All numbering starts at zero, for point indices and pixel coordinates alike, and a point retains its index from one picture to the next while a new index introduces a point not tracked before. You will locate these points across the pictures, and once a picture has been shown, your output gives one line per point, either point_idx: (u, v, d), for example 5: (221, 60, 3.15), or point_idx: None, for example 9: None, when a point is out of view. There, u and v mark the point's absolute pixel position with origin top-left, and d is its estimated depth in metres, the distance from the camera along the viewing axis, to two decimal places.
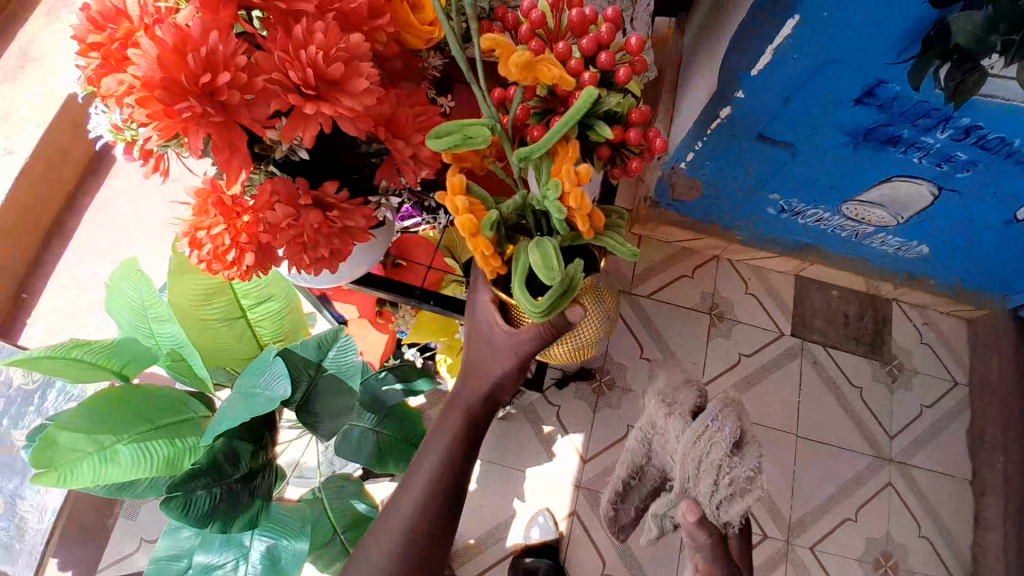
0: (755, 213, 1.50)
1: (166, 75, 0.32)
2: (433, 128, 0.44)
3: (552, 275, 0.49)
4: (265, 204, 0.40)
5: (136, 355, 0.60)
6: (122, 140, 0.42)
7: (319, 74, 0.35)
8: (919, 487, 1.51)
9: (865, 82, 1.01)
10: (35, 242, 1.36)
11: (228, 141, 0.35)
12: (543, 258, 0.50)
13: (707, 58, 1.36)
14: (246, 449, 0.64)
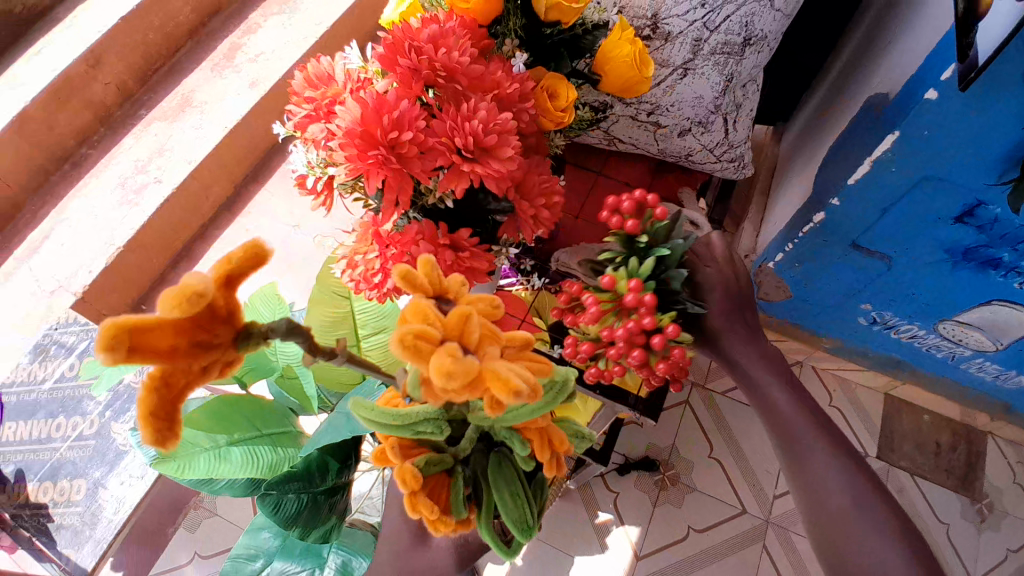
0: (845, 322, 1.47)
1: (362, 127, 0.41)
2: (555, 196, 0.51)
3: (522, 529, 0.46)
4: (411, 240, 0.47)
5: (256, 365, 0.69)
6: (312, 173, 0.51)
7: (477, 142, 0.43)
8: None
9: (964, 202, 1.02)
10: (165, 260, 1.42)
11: (398, 184, 0.42)
12: (509, 504, 0.46)
13: (801, 169, 1.41)
14: (334, 465, 0.69)
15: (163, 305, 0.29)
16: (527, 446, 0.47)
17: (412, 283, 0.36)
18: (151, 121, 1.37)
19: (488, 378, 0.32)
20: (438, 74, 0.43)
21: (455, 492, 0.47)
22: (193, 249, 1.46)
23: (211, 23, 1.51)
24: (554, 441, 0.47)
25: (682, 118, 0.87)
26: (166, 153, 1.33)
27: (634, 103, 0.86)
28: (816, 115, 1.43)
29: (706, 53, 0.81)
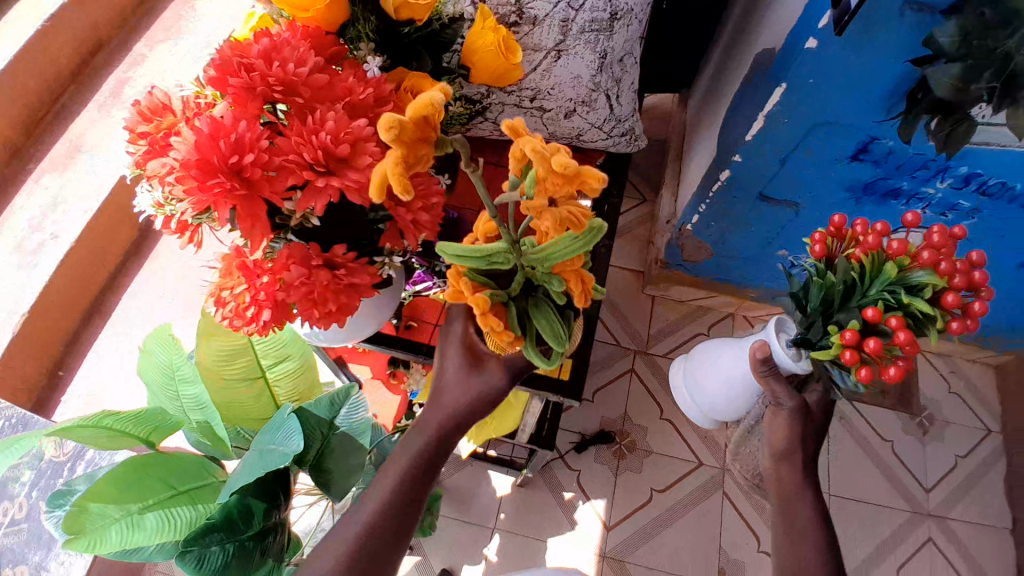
0: (768, 271, 1.52)
1: (200, 156, 0.38)
2: (433, 196, 0.49)
3: (559, 341, 0.53)
4: (283, 266, 0.44)
5: (162, 424, 0.62)
6: (162, 213, 0.47)
7: (328, 153, 0.40)
8: (960, 540, 1.42)
9: (857, 140, 1.06)
10: (76, 318, 1.33)
11: (250, 211, 0.40)
12: (551, 325, 0.54)
13: (708, 129, 1.44)
14: (259, 507, 0.66)
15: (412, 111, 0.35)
16: (564, 283, 0.52)
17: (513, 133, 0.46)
18: (40, 173, 1.27)
19: (587, 172, 0.42)
20: (273, 89, 0.41)
21: (511, 317, 0.54)
22: (105, 302, 1.38)
23: (93, 61, 1.38)
24: (588, 280, 0.53)
25: (566, 100, 0.87)
26: (60, 206, 1.25)
27: (514, 91, 0.86)
28: (714, 75, 1.46)
29: (576, 32, 0.81)
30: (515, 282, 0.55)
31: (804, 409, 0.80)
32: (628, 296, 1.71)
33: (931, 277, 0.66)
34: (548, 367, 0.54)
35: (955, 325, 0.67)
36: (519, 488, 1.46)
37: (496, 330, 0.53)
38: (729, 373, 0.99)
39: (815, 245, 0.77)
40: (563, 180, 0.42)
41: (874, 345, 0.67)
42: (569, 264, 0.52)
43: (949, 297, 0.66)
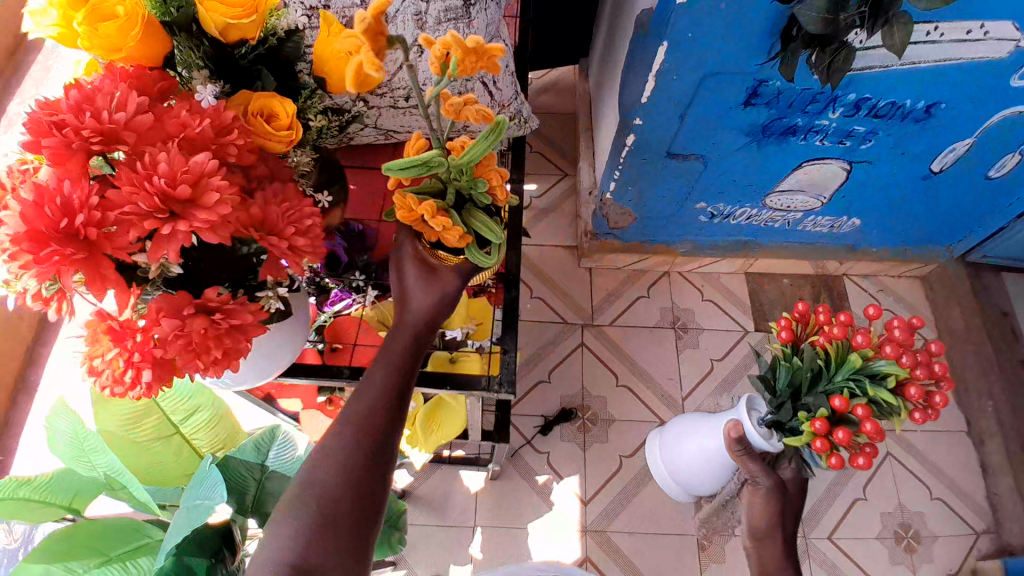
0: (692, 224, 1.55)
1: (27, 226, 0.36)
2: (306, 219, 0.47)
3: (495, 235, 0.62)
4: (153, 322, 0.42)
5: (80, 487, 0.60)
6: (12, 291, 0.43)
7: (169, 197, 0.38)
8: (916, 449, 1.48)
9: (748, 85, 1.09)
10: (2, 400, 1.26)
11: (97, 273, 0.37)
12: (488, 225, 0.62)
13: (610, 95, 1.45)
14: (200, 564, 0.59)
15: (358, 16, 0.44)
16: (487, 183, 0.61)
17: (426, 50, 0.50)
18: None
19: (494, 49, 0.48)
20: (92, 142, 0.39)
21: (457, 218, 0.60)
22: (27, 378, 1.31)
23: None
24: (504, 174, 0.62)
25: (441, 91, 0.88)
26: None
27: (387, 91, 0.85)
28: (606, 43, 1.47)
29: (433, 24, 0.82)
30: (449, 193, 0.61)
31: (780, 487, 0.87)
32: (565, 273, 1.72)
33: (893, 368, 0.72)
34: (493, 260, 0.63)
35: (918, 416, 0.72)
36: (493, 482, 1.46)
37: (448, 230, 0.59)
38: (703, 443, 1.07)
39: (783, 333, 0.84)
40: (475, 56, 0.48)
41: (842, 436, 0.72)
42: (486, 165, 0.62)
43: (911, 391, 0.71)
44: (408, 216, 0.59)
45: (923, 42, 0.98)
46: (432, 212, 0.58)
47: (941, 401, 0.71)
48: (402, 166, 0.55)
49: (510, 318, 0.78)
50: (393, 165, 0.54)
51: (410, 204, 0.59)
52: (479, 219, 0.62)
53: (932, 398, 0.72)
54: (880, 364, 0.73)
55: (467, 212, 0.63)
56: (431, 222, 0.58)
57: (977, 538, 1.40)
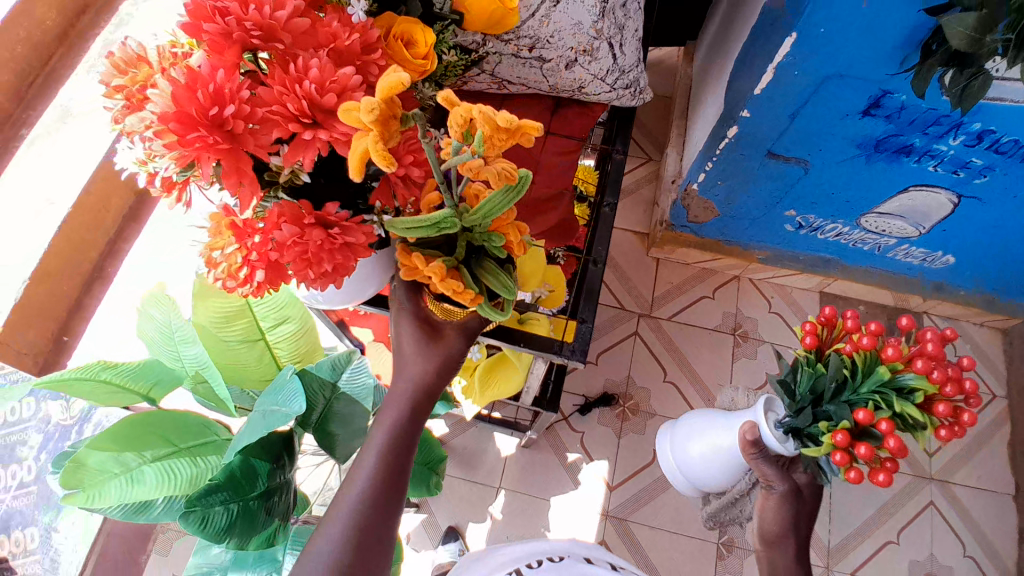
0: (773, 230, 1.49)
1: (179, 108, 0.36)
2: (427, 150, 0.47)
3: (511, 294, 0.55)
4: (273, 225, 0.43)
5: (162, 377, 0.63)
6: (144, 170, 0.44)
7: (313, 104, 0.39)
8: (963, 505, 1.40)
9: (870, 94, 1.02)
10: (77, 285, 1.33)
11: (235, 166, 0.38)
12: (501, 285, 0.54)
13: (714, 84, 1.39)
14: (263, 467, 0.63)
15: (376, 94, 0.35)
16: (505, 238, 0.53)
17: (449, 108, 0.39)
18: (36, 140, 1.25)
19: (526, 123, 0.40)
20: (252, 35, 0.39)
21: (468, 279, 0.52)
22: (104, 269, 1.38)
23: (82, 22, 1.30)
24: (524, 228, 0.53)
25: (567, 48, 0.81)
26: (56, 171, 1.23)
27: (511, 40, 0.80)
28: (720, 29, 1.41)
29: None
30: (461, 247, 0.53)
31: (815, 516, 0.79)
32: (630, 260, 1.69)
33: (923, 383, 0.60)
34: (505, 320, 0.56)
35: (943, 434, 0.61)
36: (524, 449, 1.47)
37: (457, 292, 0.52)
38: (719, 444, 0.93)
39: (807, 336, 0.72)
40: (507, 134, 0.40)
41: (863, 450, 0.63)
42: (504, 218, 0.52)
43: (942, 407, 0.60)
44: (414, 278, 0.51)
45: None
46: (441, 274, 0.50)
47: (972, 419, 0.60)
48: (409, 224, 0.45)
49: (590, 289, 0.76)
50: (400, 225, 0.45)
51: (416, 262, 0.51)
52: (492, 278, 0.54)
53: (962, 415, 0.61)
54: (907, 376, 0.62)
55: (478, 265, 0.55)
56: (439, 285, 0.50)
57: None
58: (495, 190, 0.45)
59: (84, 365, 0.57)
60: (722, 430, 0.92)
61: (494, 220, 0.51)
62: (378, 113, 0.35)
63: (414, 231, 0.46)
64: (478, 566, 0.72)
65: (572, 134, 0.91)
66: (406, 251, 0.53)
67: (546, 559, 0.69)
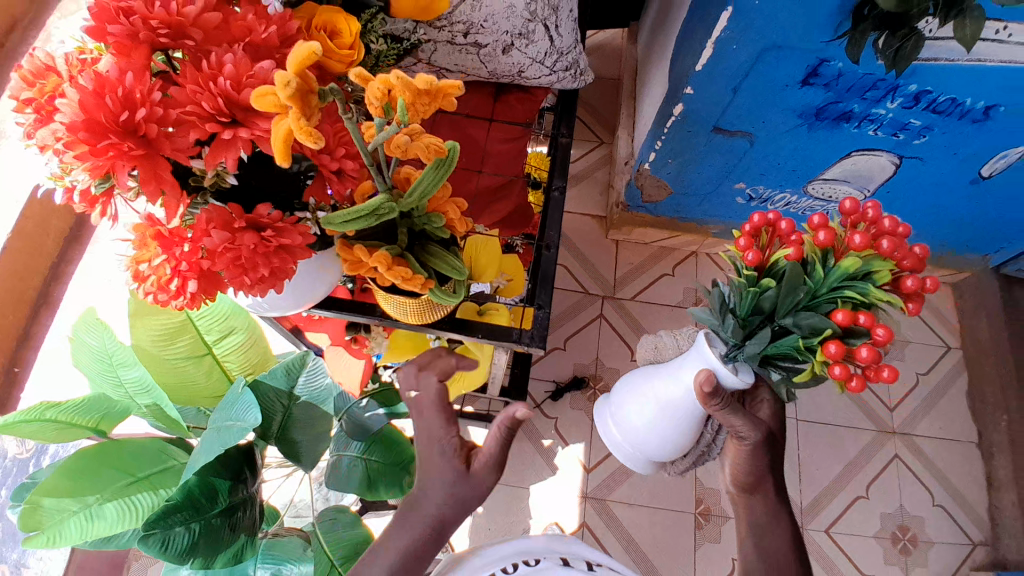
0: (727, 204, 1.51)
1: (87, 117, 0.34)
2: (357, 140, 0.46)
3: (460, 272, 0.54)
4: (201, 234, 0.41)
5: (107, 409, 0.59)
6: (62, 185, 0.42)
7: (231, 101, 0.37)
8: (925, 455, 1.46)
9: (807, 64, 1.03)
10: (22, 315, 1.28)
11: (152, 172, 0.36)
12: (450, 266, 0.54)
13: (658, 63, 1.40)
14: (223, 485, 0.61)
15: (294, 59, 0.33)
16: (445, 217, 0.53)
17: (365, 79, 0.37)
18: None
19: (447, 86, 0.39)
20: (159, 33, 0.38)
21: (417, 263, 0.51)
22: (49, 295, 1.33)
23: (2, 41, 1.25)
24: (463, 204, 0.54)
25: (502, 33, 0.80)
26: None
27: (446, 26, 0.78)
28: (659, 8, 1.42)
29: None
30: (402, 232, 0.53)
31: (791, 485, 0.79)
32: (590, 243, 1.69)
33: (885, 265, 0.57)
34: (459, 300, 0.55)
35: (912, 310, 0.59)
36: None
37: (408, 278, 0.51)
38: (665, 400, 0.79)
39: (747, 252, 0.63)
40: (428, 97, 0.38)
41: (865, 353, 0.56)
42: (442, 197, 0.53)
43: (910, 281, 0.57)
44: (359, 272, 0.49)
45: (990, 40, 0.94)
46: (386, 262, 0.49)
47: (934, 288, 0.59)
48: (345, 218, 0.45)
49: (545, 272, 0.76)
50: (336, 219, 0.45)
51: (359, 253, 0.49)
52: (440, 261, 0.54)
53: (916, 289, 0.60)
54: (868, 261, 0.58)
55: (423, 251, 0.54)
56: (387, 274, 0.49)
57: (974, 549, 1.39)
58: (423, 170, 0.47)
59: (26, 407, 0.53)
60: (667, 381, 0.78)
61: (431, 199, 0.52)
62: (294, 88, 0.33)
63: (353, 223, 0.46)
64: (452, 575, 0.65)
65: (516, 119, 0.90)
66: (346, 244, 0.51)
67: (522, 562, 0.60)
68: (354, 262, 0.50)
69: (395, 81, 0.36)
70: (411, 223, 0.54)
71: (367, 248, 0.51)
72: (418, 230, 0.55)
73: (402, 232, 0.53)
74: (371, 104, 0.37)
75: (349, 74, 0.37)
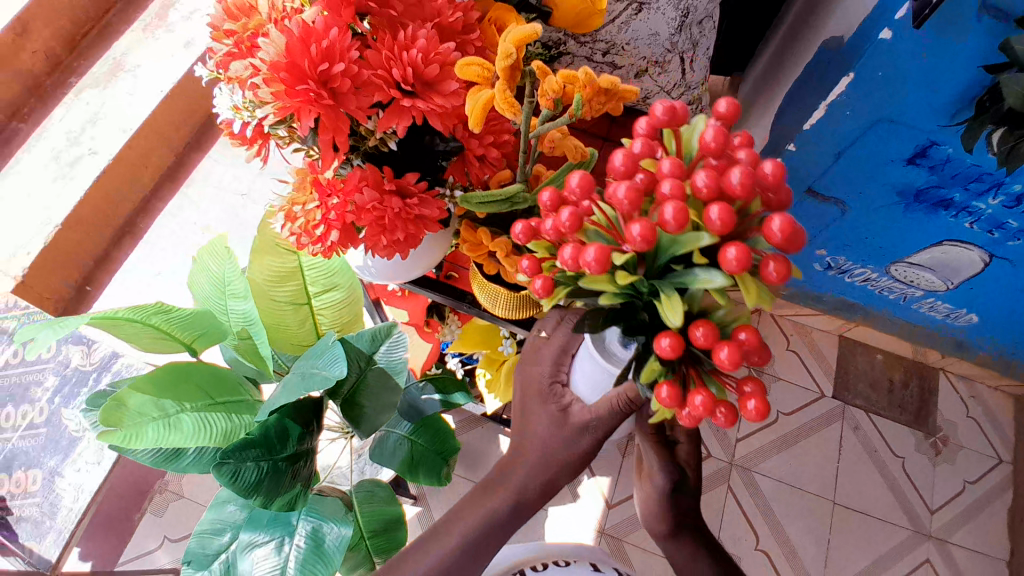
0: (802, 269, 1.47)
1: (289, 59, 0.37)
2: (505, 133, 0.49)
3: None
4: (353, 188, 0.43)
5: (207, 330, 0.64)
6: (236, 117, 0.46)
7: (416, 73, 0.40)
8: (958, 564, 1.39)
9: (917, 143, 1.01)
10: (108, 237, 1.36)
11: (333, 123, 0.39)
12: None
13: (760, 114, 1.40)
14: (295, 430, 0.64)
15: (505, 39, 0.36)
16: None
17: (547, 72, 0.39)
18: (82, 89, 1.33)
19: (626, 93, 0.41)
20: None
21: (532, 257, 0.55)
22: (136, 225, 1.40)
23: None
24: None
25: (640, 59, 0.83)
26: (99, 123, 1.30)
27: (588, 43, 0.81)
28: (768, 61, 1.42)
29: None
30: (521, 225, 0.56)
31: None
32: None
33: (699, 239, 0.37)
34: (557, 300, 0.57)
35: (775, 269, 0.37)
36: None
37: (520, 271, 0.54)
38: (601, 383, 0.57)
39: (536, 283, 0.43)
40: (605, 97, 0.40)
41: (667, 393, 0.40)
42: None
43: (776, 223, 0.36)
44: (477, 253, 0.54)
45: None
46: (505, 250, 0.53)
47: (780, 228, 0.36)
48: (483, 200, 0.49)
49: None
50: (476, 197, 0.48)
51: (482, 237, 0.54)
52: None
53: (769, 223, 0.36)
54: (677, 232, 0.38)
55: None
56: (503, 261, 0.54)
57: None
58: (561, 167, 0.51)
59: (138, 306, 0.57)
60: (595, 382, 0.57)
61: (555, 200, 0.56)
62: (513, 63, 0.38)
63: (488, 207, 0.49)
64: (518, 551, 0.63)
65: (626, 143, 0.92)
66: (471, 226, 0.56)
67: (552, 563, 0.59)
68: (475, 244, 0.55)
69: (580, 77, 0.38)
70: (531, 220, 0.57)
71: (489, 233, 0.55)
72: None
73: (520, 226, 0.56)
74: (546, 91, 0.39)
75: (532, 64, 0.39)
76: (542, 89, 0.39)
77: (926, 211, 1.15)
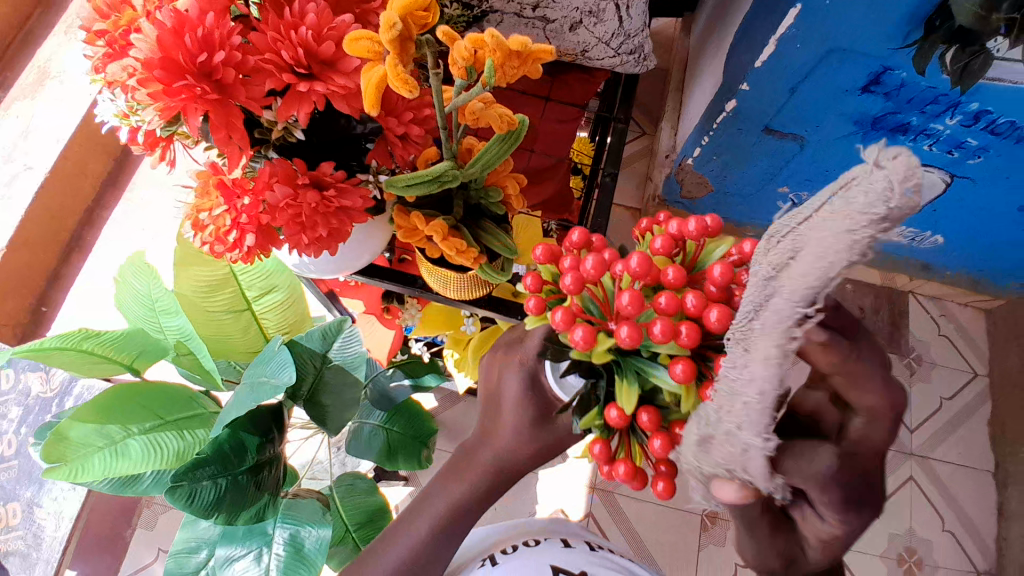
0: (766, 209, 1.46)
1: (164, 55, 0.35)
2: (425, 107, 0.45)
3: (511, 249, 0.56)
4: (264, 186, 0.40)
5: (146, 347, 0.60)
6: (126, 124, 0.43)
7: (309, 53, 0.38)
8: (940, 479, 1.43)
9: (871, 70, 0.98)
10: (55, 254, 1.30)
11: (225, 119, 0.37)
12: (503, 240, 0.56)
13: (709, 54, 1.36)
14: (252, 441, 0.62)
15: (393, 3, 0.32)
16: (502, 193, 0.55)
17: (452, 39, 0.35)
18: (10, 102, 1.25)
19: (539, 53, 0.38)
20: None
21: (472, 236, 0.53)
22: (84, 238, 1.34)
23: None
24: (520, 179, 0.56)
25: (572, 9, 0.79)
26: (32, 133, 1.22)
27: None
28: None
29: None
30: (458, 204, 0.54)
31: None
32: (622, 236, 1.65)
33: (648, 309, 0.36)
34: (504, 276, 0.57)
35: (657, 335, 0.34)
36: None
37: (461, 252, 0.53)
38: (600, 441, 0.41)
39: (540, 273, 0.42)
40: (519, 61, 0.37)
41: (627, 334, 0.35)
42: (503, 172, 0.55)
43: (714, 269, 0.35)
44: (414, 239, 0.52)
45: None
46: (442, 233, 0.51)
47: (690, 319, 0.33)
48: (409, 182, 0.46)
49: None
50: (401, 180, 0.45)
51: (415, 220, 0.51)
52: (492, 235, 0.55)
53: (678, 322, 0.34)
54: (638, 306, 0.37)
55: (477, 224, 0.56)
56: (441, 246, 0.51)
57: None
58: (490, 139, 0.48)
59: (67, 333, 0.54)
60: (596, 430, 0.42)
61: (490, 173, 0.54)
62: (398, 32, 0.33)
63: (415, 189, 0.46)
64: (495, 529, 0.59)
65: (571, 100, 0.89)
66: (404, 212, 0.53)
67: (522, 544, 0.55)
68: (411, 229, 0.53)
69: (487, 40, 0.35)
70: (467, 197, 0.56)
71: (423, 217, 0.53)
72: (475, 205, 0.57)
73: (458, 204, 0.54)
74: (454, 58, 0.35)
75: (435, 31, 0.35)
76: (449, 59, 0.36)
77: (883, 137, 1.13)
